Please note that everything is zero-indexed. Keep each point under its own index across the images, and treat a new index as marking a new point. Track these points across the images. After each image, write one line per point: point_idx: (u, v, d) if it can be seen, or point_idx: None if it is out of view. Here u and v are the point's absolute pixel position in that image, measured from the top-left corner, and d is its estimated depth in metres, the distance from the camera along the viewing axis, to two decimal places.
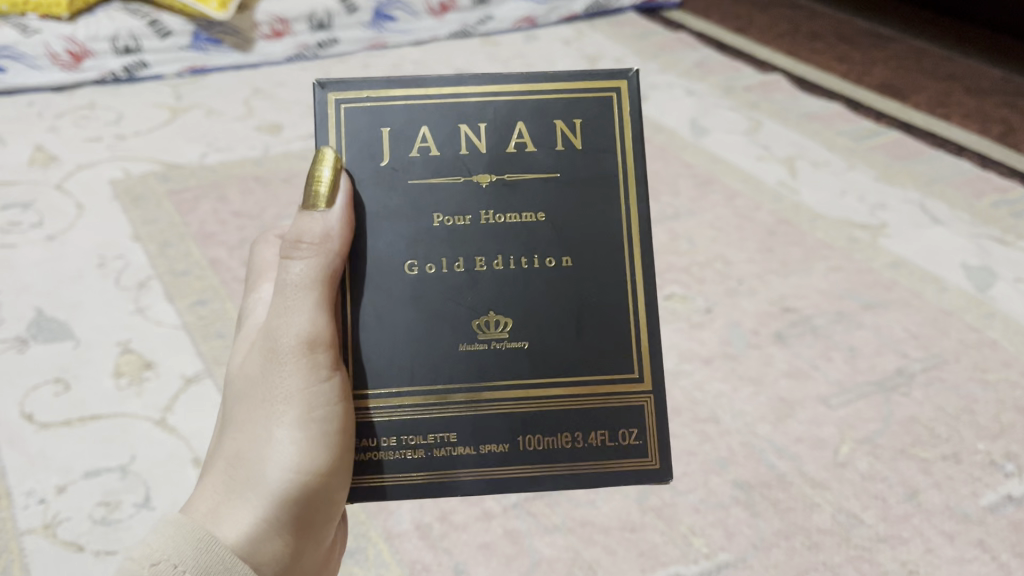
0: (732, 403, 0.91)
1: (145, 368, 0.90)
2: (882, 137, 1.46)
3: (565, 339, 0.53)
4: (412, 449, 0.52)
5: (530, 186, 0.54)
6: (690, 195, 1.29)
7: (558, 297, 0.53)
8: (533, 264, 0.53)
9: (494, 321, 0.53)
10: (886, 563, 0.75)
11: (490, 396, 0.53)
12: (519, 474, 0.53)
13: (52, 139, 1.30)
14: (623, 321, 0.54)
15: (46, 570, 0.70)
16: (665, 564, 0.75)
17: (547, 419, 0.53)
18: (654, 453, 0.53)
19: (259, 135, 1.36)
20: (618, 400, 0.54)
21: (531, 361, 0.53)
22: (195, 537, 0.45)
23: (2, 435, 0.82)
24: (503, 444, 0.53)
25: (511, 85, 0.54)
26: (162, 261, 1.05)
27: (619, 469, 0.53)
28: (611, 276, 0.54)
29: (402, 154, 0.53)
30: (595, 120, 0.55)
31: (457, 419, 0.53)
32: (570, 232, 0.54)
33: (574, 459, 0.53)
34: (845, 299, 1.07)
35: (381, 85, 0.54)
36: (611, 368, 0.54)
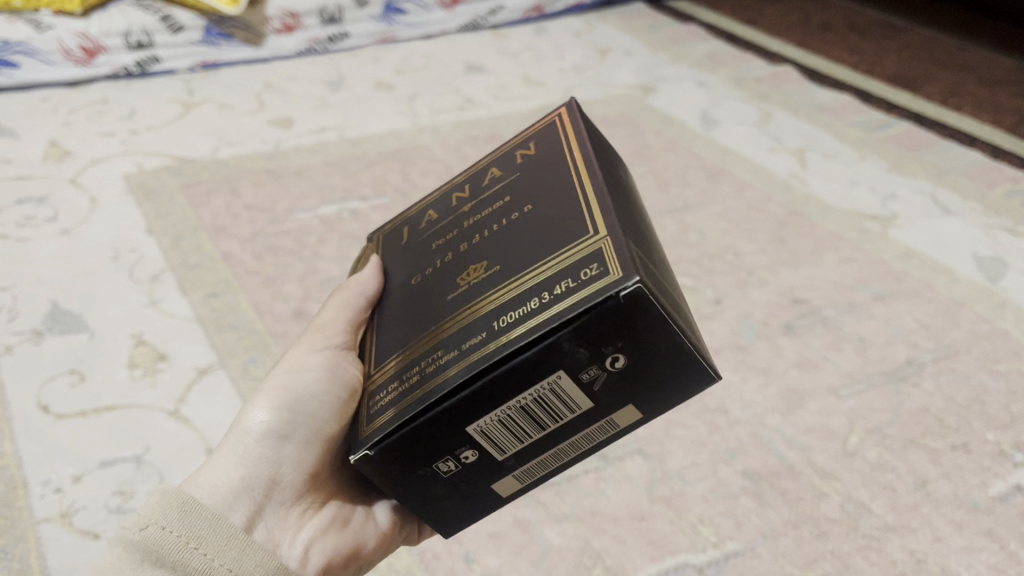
0: (742, 394, 0.91)
1: (159, 360, 0.91)
2: (894, 128, 1.46)
3: (530, 246, 0.48)
4: (408, 384, 0.47)
5: (504, 187, 0.55)
6: (700, 186, 1.29)
7: (527, 230, 0.49)
8: (505, 224, 0.51)
9: (477, 270, 0.50)
10: (895, 552, 0.75)
11: (466, 313, 0.47)
12: (494, 348, 0.44)
13: (66, 134, 1.31)
14: (577, 212, 0.48)
15: (63, 557, 0.71)
16: (673, 553, 0.75)
17: (517, 298, 0.45)
18: (615, 263, 0.43)
19: (271, 129, 1.37)
20: (578, 254, 0.45)
21: (500, 276, 0.48)
22: (178, 501, 0.48)
23: (18, 426, 0.82)
24: (482, 333, 0.45)
25: (488, 152, 0.61)
26: (175, 254, 1.06)
27: (587, 299, 0.42)
28: (568, 196, 0.50)
29: (415, 230, 0.60)
30: (547, 134, 0.57)
31: (444, 338, 0.47)
32: (540, 185, 0.52)
33: (546, 312, 0.43)
34: (855, 290, 1.07)
35: (402, 211, 0.65)
36: (564, 241, 0.46)
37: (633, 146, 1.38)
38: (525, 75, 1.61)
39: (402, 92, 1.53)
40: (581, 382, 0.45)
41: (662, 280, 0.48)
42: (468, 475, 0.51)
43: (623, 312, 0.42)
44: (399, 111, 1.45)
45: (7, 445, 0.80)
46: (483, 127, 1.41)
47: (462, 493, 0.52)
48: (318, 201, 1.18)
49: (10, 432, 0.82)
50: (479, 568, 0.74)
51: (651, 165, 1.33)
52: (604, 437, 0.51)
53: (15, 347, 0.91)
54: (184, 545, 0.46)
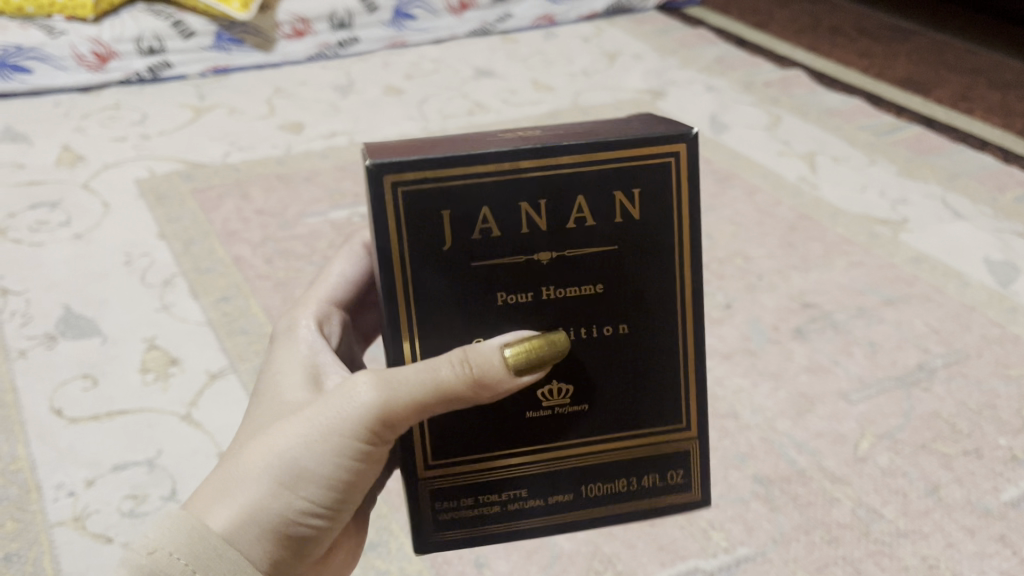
0: (753, 398, 0.91)
1: (171, 364, 0.92)
2: (905, 132, 1.45)
3: (619, 402, 0.54)
4: (489, 506, 0.54)
5: (591, 261, 0.51)
6: (710, 190, 1.29)
7: (620, 365, 0.53)
8: (590, 334, 0.52)
9: (557, 388, 0.53)
10: (906, 558, 0.75)
11: (557, 454, 0.54)
12: (581, 516, 0.54)
13: (78, 139, 1.32)
14: (672, 378, 0.54)
15: (76, 562, 0.71)
16: (684, 558, 0.75)
17: (605, 468, 0.54)
18: (699, 485, 0.55)
19: (281, 134, 1.37)
20: (668, 446, 0.55)
21: (591, 421, 0.54)
22: (188, 527, 0.49)
23: (32, 430, 0.83)
24: (568, 494, 0.54)
25: (573, 154, 0.50)
26: (187, 258, 1.07)
27: (668, 504, 0.55)
28: (664, 338, 0.53)
29: (465, 238, 0.50)
30: (653, 187, 0.51)
31: (527, 477, 0.54)
32: (633, 298, 0.52)
33: (632, 500, 0.55)
34: (866, 295, 1.07)
35: (439, 161, 0.49)
36: (658, 420, 0.54)
37: None
38: (535, 80, 1.62)
39: (412, 97, 1.53)
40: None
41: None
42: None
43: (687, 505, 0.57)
44: (408, 116, 1.45)
45: (22, 449, 0.81)
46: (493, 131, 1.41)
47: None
48: (329, 206, 1.18)
49: (25, 435, 0.83)
50: (490, 572, 0.73)
51: None
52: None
53: (29, 352, 0.92)
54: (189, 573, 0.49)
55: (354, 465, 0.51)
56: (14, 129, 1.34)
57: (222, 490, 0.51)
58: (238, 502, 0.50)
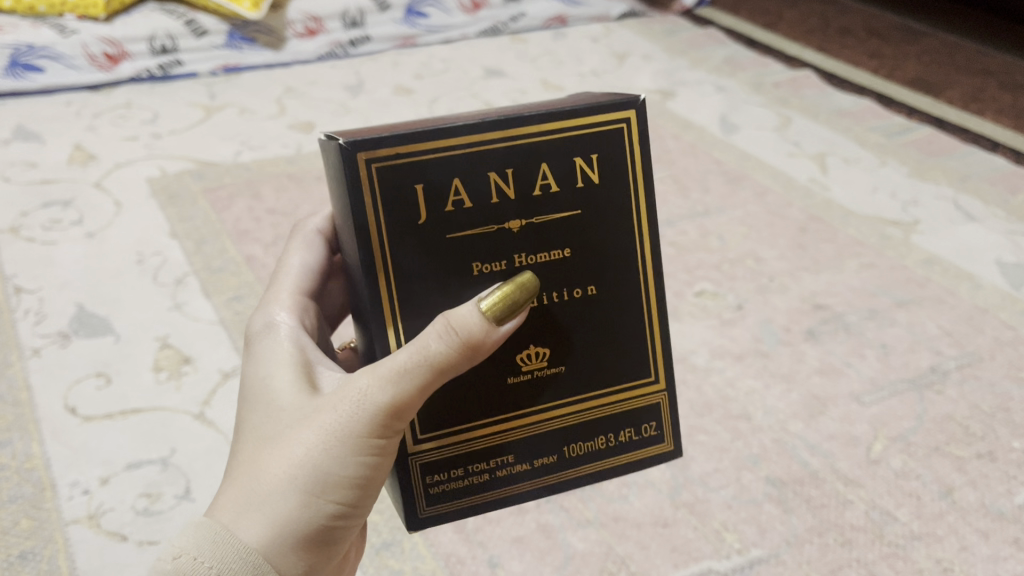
0: (765, 400, 0.91)
1: (183, 363, 0.92)
2: (915, 133, 1.45)
3: (592, 361, 0.52)
4: (477, 474, 0.52)
5: (558, 227, 0.50)
6: (721, 191, 1.29)
7: (591, 327, 0.52)
8: (561, 297, 0.51)
9: (534, 353, 0.51)
10: (921, 560, 0.75)
11: (539, 417, 0.52)
12: (567, 479, 0.53)
13: (90, 138, 1.32)
14: (640, 337, 0.53)
15: (91, 560, 0.71)
16: (698, 559, 0.74)
17: (582, 429, 0.53)
18: (669, 436, 0.55)
19: (292, 133, 1.38)
20: (639, 401, 0.54)
21: (568, 383, 0.52)
22: (211, 533, 0.46)
23: (46, 428, 0.83)
24: (550, 455, 0.53)
25: (538, 122, 0.48)
26: (198, 258, 1.07)
27: (642, 457, 0.55)
28: (630, 295, 0.52)
29: (439, 211, 0.48)
30: (611, 152, 0.50)
31: (510, 441, 0.52)
32: (599, 260, 0.51)
33: (609, 456, 0.54)
34: (878, 297, 1.06)
35: (409, 136, 0.47)
36: (629, 377, 0.54)
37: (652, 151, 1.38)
38: (544, 80, 1.62)
39: (422, 96, 1.53)
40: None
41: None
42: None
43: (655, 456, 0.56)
44: (418, 116, 1.45)
45: (36, 447, 0.81)
46: None
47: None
48: None
49: (38, 433, 0.83)
50: (504, 573, 0.73)
51: (670, 169, 1.33)
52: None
53: (42, 350, 0.92)
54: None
55: (375, 462, 0.48)
56: (27, 128, 1.34)
57: (242, 504, 0.47)
58: (259, 514, 0.46)
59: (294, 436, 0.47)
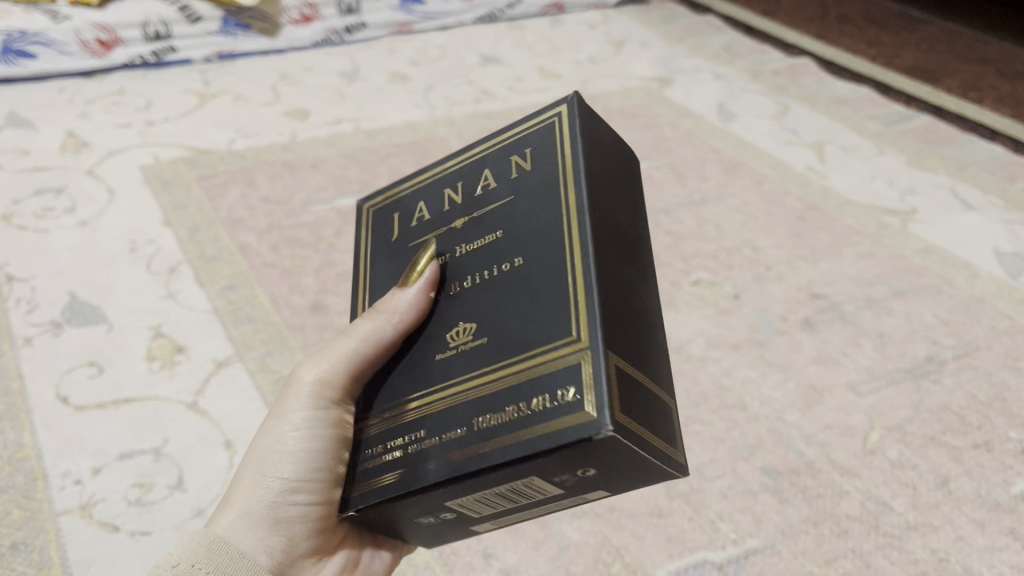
0: (761, 389, 0.91)
1: (177, 352, 0.91)
2: (914, 122, 1.45)
3: (517, 326, 0.44)
4: (389, 453, 0.46)
5: (493, 214, 0.49)
6: (718, 179, 1.28)
7: (512, 293, 0.45)
8: (489, 275, 0.47)
9: (464, 328, 0.46)
10: (916, 551, 0.75)
11: (456, 387, 0.45)
12: (468, 455, 0.42)
13: (83, 125, 1.31)
14: (561, 295, 0.43)
15: (83, 550, 0.71)
16: (693, 550, 0.74)
17: (498, 397, 0.42)
18: (591, 403, 0.39)
19: (286, 120, 1.37)
20: (558, 363, 0.41)
21: (487, 351, 0.44)
22: (206, 540, 0.46)
23: (37, 417, 0.82)
24: (460, 429, 0.43)
25: (480, 145, 0.54)
26: (192, 246, 1.06)
27: (557, 432, 0.39)
28: (554, 253, 0.45)
29: (406, 228, 0.55)
30: (542, 144, 0.50)
31: (427, 416, 0.45)
32: (526, 230, 0.47)
33: (519, 430, 0.41)
34: (875, 286, 1.06)
35: (399, 185, 0.59)
36: (549, 338, 0.42)
37: (649, 138, 1.37)
38: (541, 67, 1.61)
39: (418, 83, 1.52)
40: (555, 485, 0.44)
41: (644, 385, 0.43)
42: (448, 526, 0.50)
43: (596, 449, 0.39)
44: (414, 104, 1.45)
45: (28, 437, 0.80)
46: (499, 119, 1.40)
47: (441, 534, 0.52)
48: (335, 193, 1.19)
49: (30, 423, 0.82)
50: (498, 565, 0.73)
51: (668, 157, 1.33)
52: (570, 500, 0.48)
53: (34, 339, 0.91)
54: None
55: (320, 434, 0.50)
56: (19, 114, 1.32)
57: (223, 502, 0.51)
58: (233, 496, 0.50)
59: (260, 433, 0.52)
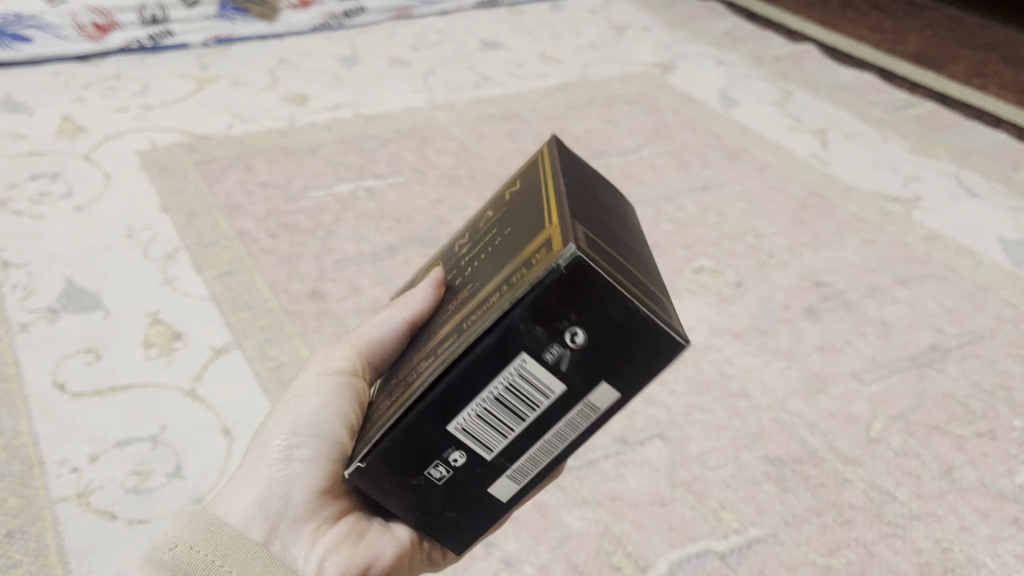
0: (764, 377, 0.90)
1: (175, 339, 0.90)
2: (917, 109, 1.44)
3: (506, 252, 0.41)
4: (390, 403, 0.41)
5: (489, 209, 0.49)
6: (720, 165, 1.27)
7: (503, 237, 0.42)
8: (486, 241, 0.45)
9: (463, 290, 0.43)
10: (919, 540, 0.74)
11: (451, 324, 0.41)
12: (455, 352, 0.36)
13: (79, 109, 1.30)
14: (541, 209, 0.40)
15: (81, 538, 0.71)
16: (695, 539, 0.74)
17: (484, 299, 0.38)
18: (559, 239, 0.35)
19: (285, 105, 1.35)
20: (535, 242, 0.37)
21: (479, 284, 0.41)
22: (205, 520, 0.43)
23: (34, 404, 0.81)
24: (452, 339, 0.38)
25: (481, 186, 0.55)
26: (189, 231, 1.05)
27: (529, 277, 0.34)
28: (538, 191, 0.42)
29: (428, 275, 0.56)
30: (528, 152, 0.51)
31: (426, 357, 0.41)
32: (515, 198, 0.45)
33: (500, 299, 0.36)
34: (878, 273, 1.05)
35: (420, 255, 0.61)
36: (530, 236, 0.39)
37: (650, 125, 1.36)
38: (541, 52, 1.59)
39: (417, 68, 1.51)
40: (557, 380, 0.37)
41: (637, 264, 0.38)
42: (461, 488, 0.41)
43: (574, 287, 0.34)
44: (413, 89, 1.43)
45: (24, 424, 0.79)
46: (499, 105, 1.39)
47: (458, 506, 0.42)
48: (333, 178, 1.18)
49: (26, 410, 0.81)
50: (498, 553, 0.71)
51: (669, 143, 1.32)
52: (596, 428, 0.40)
53: (30, 325, 0.90)
54: (209, 564, 0.42)
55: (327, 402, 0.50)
56: (15, 98, 1.31)
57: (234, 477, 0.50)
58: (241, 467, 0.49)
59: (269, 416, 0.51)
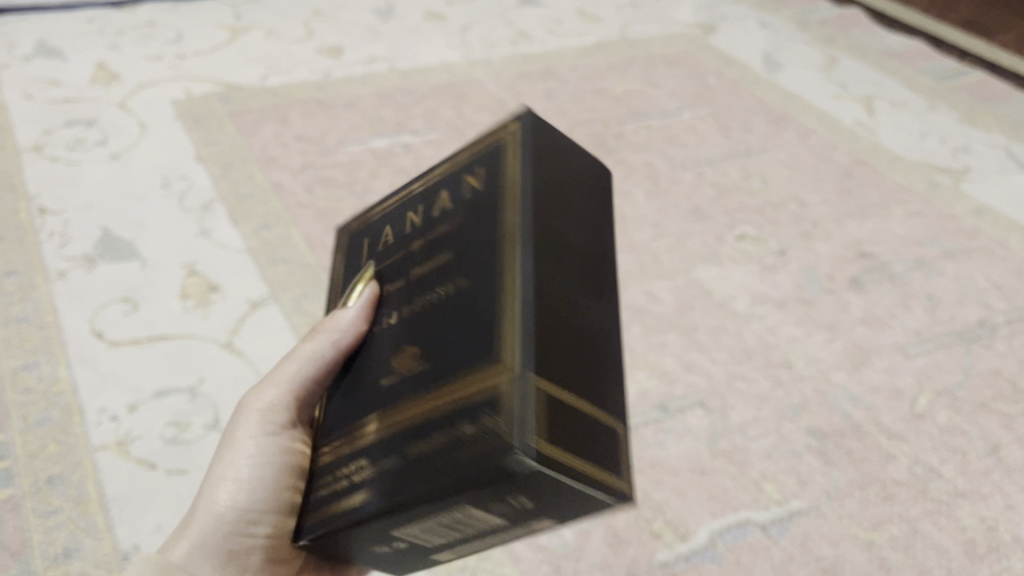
0: (807, 348, 0.88)
1: (211, 291, 0.90)
2: (966, 79, 1.40)
3: (455, 349, 0.37)
4: (336, 482, 0.40)
5: (438, 234, 0.43)
6: (763, 131, 1.24)
7: (451, 319, 0.38)
8: (427, 299, 0.41)
9: (402, 355, 0.40)
10: (965, 518, 0.73)
11: (393, 415, 0.38)
12: (392, 496, 0.35)
13: (113, 56, 1.28)
14: (491, 312, 0.37)
15: (122, 487, 0.71)
16: (735, 509, 0.73)
17: (421, 426, 0.36)
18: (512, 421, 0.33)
19: (320, 58, 1.33)
20: (479, 381, 0.35)
21: (424, 378, 0.38)
22: None
23: (72, 351, 0.81)
24: (389, 461, 0.37)
25: (433, 170, 0.48)
26: (225, 183, 1.04)
27: (484, 469, 0.33)
28: (492, 276, 0.38)
29: (373, 251, 0.49)
30: (486, 158, 0.44)
31: (362, 443, 0.39)
32: (467, 244, 0.41)
33: (445, 460, 0.34)
34: (924, 246, 1.03)
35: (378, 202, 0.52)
36: (478, 356, 0.36)
37: (692, 87, 1.33)
38: (581, 10, 1.56)
39: (454, 23, 1.48)
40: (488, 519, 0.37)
41: (582, 393, 0.36)
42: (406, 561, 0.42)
43: (509, 477, 0.32)
44: (450, 44, 1.40)
45: (63, 371, 0.79)
46: (537, 64, 1.36)
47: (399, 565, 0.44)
48: (369, 133, 1.16)
49: (65, 357, 0.80)
50: None
51: (711, 106, 1.29)
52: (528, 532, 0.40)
53: (68, 273, 0.90)
54: None
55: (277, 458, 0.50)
56: (49, 43, 1.29)
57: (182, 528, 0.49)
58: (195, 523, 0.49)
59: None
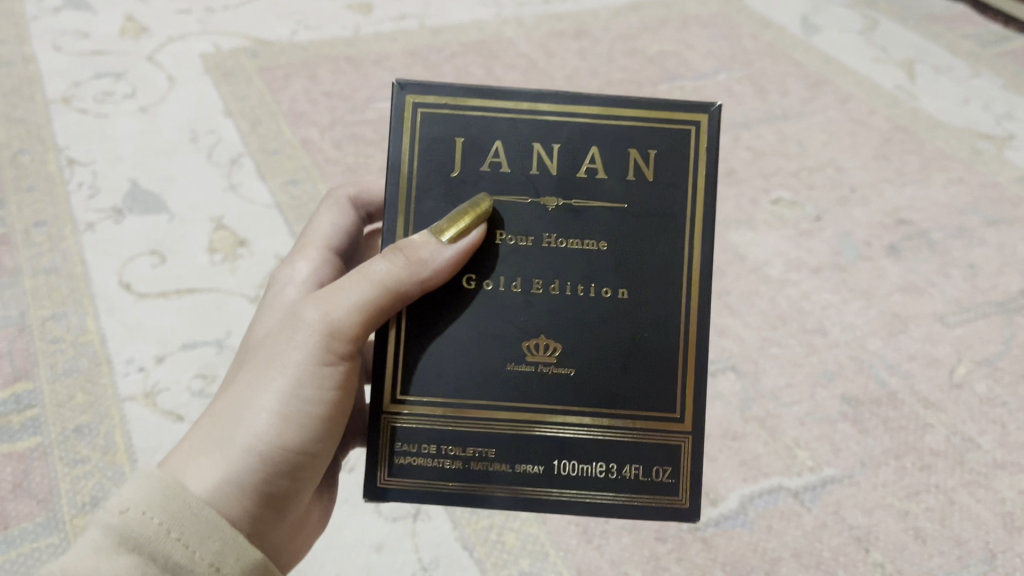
0: (843, 315, 0.86)
1: (239, 245, 0.88)
2: (1012, 44, 1.35)
3: (622, 376, 0.46)
4: (450, 460, 0.46)
5: (597, 215, 0.46)
6: (800, 95, 1.21)
7: (615, 341, 0.46)
8: (581, 293, 0.46)
9: (544, 344, 0.46)
10: (1003, 490, 0.71)
11: (547, 419, 0.46)
12: (546, 497, 0.46)
13: (142, 9, 1.27)
14: (667, 354, 0.46)
15: (148, 437, 0.70)
16: (767, 475, 0.72)
17: (585, 446, 0.46)
18: (685, 491, 0.46)
19: (348, 14, 1.31)
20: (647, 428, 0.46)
21: (578, 390, 0.46)
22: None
23: (101, 302, 0.81)
24: (538, 466, 0.46)
25: (588, 106, 0.47)
26: (253, 137, 1.03)
27: (643, 505, 0.46)
28: (665, 311, 0.46)
29: (473, 166, 0.47)
30: (671, 152, 0.47)
31: (497, 432, 0.46)
32: (636, 259, 0.46)
33: (604, 488, 0.46)
34: (966, 214, 1.00)
35: (462, 91, 0.47)
36: (650, 403, 0.46)
37: (728, 49, 1.30)
38: None
39: None
40: None
41: None
42: None
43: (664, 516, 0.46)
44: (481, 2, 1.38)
45: (92, 322, 0.79)
46: (569, 23, 1.34)
47: None
48: None
49: (94, 308, 0.81)
50: None
51: (747, 69, 1.25)
52: None
53: (96, 225, 0.89)
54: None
55: (324, 395, 0.46)
56: None
57: (196, 448, 0.43)
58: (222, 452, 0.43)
59: (239, 375, 0.47)
